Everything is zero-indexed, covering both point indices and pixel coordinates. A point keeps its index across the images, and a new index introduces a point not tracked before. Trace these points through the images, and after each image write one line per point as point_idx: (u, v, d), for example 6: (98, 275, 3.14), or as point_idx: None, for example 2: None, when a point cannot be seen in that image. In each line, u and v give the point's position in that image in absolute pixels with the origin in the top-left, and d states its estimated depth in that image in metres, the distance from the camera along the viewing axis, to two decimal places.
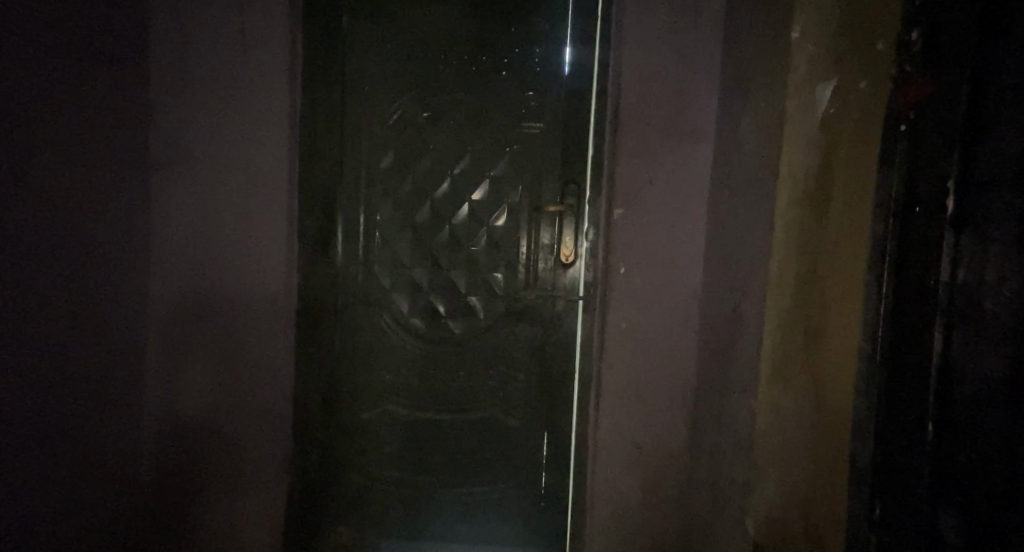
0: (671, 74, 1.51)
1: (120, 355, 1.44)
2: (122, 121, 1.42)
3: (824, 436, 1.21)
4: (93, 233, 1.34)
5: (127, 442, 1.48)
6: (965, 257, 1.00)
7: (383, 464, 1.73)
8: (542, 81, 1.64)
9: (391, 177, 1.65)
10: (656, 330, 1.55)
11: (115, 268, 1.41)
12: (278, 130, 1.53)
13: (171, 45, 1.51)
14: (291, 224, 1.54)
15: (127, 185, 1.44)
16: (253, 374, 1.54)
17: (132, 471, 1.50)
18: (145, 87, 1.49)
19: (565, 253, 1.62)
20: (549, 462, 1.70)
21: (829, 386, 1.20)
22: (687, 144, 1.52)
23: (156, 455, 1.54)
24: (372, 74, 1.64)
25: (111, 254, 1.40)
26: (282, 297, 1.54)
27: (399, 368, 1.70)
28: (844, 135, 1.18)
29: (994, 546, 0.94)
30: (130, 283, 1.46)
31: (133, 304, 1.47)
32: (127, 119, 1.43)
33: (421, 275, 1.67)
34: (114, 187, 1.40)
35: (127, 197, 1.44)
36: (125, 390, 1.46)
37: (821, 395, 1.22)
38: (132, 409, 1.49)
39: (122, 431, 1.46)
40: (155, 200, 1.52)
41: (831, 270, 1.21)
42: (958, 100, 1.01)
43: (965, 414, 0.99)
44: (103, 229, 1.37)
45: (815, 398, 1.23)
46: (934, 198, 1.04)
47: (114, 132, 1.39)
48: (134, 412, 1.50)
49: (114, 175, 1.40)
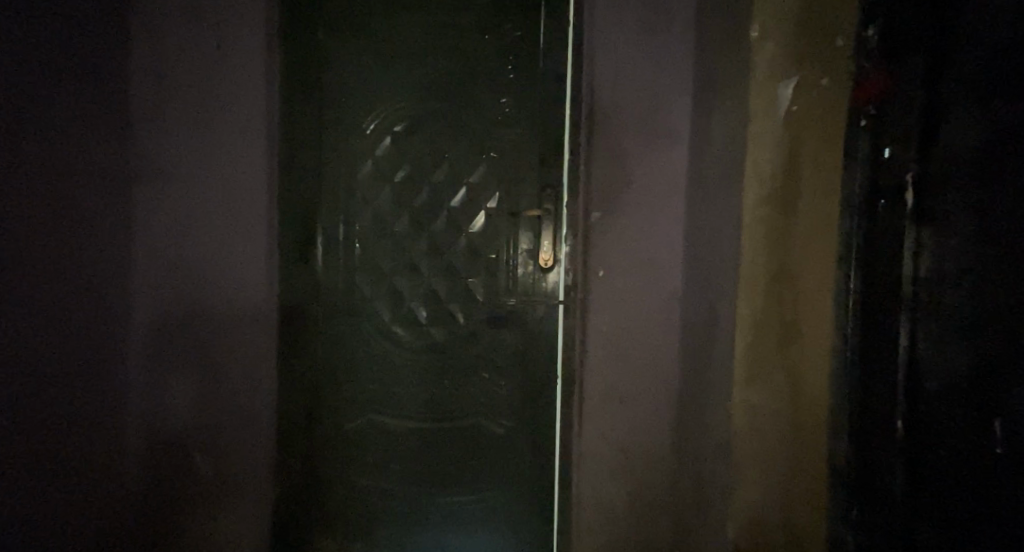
0: (644, 78, 1.53)
1: (103, 369, 1.47)
2: (101, 137, 1.45)
3: (800, 422, 1.25)
4: (74, 246, 1.37)
5: (109, 454, 1.50)
6: (927, 247, 1.03)
7: (369, 476, 1.74)
8: (516, 88, 1.66)
9: (369, 187, 1.67)
10: (639, 333, 1.54)
11: (96, 282, 1.44)
12: (257, 144, 1.56)
13: (147, 60, 1.53)
14: (274, 237, 1.57)
15: (105, 201, 1.46)
16: (235, 384, 1.57)
17: (116, 484, 1.51)
18: (124, 102, 1.51)
19: (543, 258, 1.63)
20: (535, 468, 1.71)
21: (807, 371, 1.23)
22: (663, 145, 1.53)
23: (139, 469, 1.55)
24: (350, 86, 1.66)
25: (93, 266, 1.43)
26: (264, 308, 1.57)
27: (382, 376, 1.71)
28: (808, 128, 1.21)
29: (957, 522, 0.97)
30: (111, 299, 1.48)
31: (114, 319, 1.50)
32: (105, 136, 1.46)
33: (401, 284, 1.69)
34: (93, 202, 1.42)
35: (105, 213, 1.46)
36: (108, 404, 1.49)
37: (799, 380, 1.24)
38: (115, 423, 1.51)
39: (105, 443, 1.48)
40: (134, 215, 1.53)
41: (801, 258, 1.22)
42: (914, 96, 1.05)
43: (931, 401, 1.02)
44: (84, 244, 1.40)
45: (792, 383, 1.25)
46: (893, 190, 1.08)
47: (92, 149, 1.42)
48: (117, 426, 1.51)
49: (95, 191, 1.43)
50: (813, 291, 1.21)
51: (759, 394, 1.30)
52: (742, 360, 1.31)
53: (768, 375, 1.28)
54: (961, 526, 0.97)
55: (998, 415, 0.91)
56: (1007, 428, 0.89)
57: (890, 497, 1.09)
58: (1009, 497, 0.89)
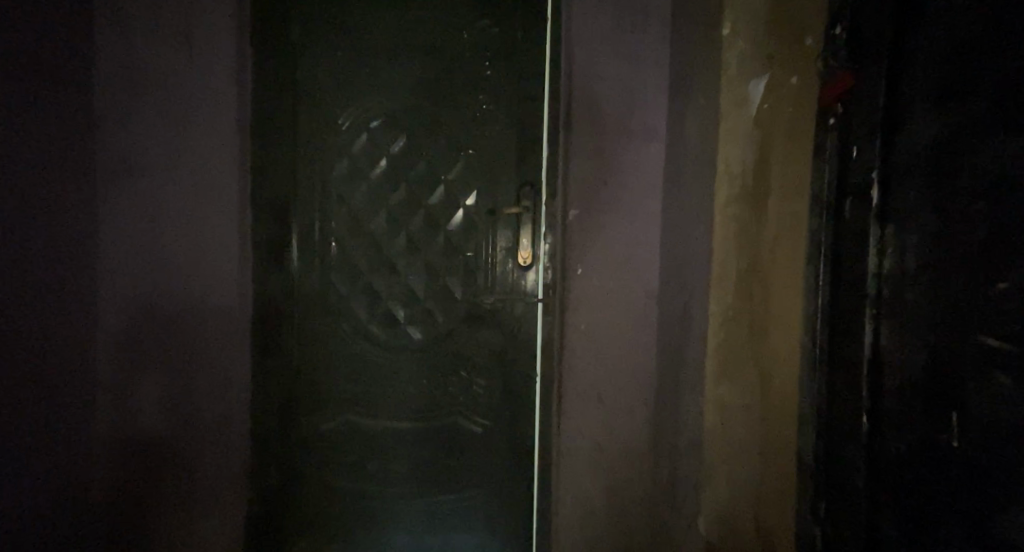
0: (621, 77, 1.53)
1: (69, 368, 1.45)
2: (68, 132, 1.44)
3: (772, 409, 1.30)
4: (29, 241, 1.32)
5: (75, 456, 1.47)
6: (889, 245, 1.03)
7: (346, 476, 1.74)
8: (493, 85, 1.66)
9: (346, 184, 1.67)
10: (616, 333, 1.55)
11: (60, 281, 1.42)
12: (228, 144, 1.56)
13: (113, 60, 1.52)
14: (247, 237, 1.57)
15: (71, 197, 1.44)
16: (207, 383, 1.57)
17: (81, 487, 1.49)
18: (91, 97, 1.50)
19: (522, 256, 1.64)
20: (513, 468, 1.72)
21: (775, 359, 1.29)
22: (639, 143, 1.53)
23: (107, 470, 1.54)
24: (323, 82, 1.66)
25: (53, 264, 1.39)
26: (237, 308, 1.57)
27: (357, 375, 1.71)
28: (778, 126, 1.26)
29: (915, 512, 0.99)
30: (77, 297, 1.47)
31: (80, 317, 1.48)
32: (72, 130, 1.45)
33: (378, 283, 1.69)
34: (57, 198, 1.41)
35: (71, 209, 1.44)
36: (73, 403, 1.46)
37: (767, 368, 1.30)
38: (80, 425, 1.48)
39: (69, 444, 1.45)
40: (100, 213, 1.52)
41: (771, 251, 1.28)
42: (876, 95, 1.05)
43: (893, 397, 1.03)
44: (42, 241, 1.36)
45: (761, 371, 1.31)
46: (859, 189, 1.09)
47: (58, 143, 1.41)
48: (80, 428, 1.48)
49: (59, 187, 1.41)
50: (783, 286, 1.26)
51: (734, 384, 1.37)
52: (714, 350, 1.39)
53: (739, 365, 1.36)
54: (920, 515, 0.98)
55: (954, 407, 0.91)
56: (964, 422, 0.89)
57: (854, 490, 1.11)
58: (964, 489, 0.90)
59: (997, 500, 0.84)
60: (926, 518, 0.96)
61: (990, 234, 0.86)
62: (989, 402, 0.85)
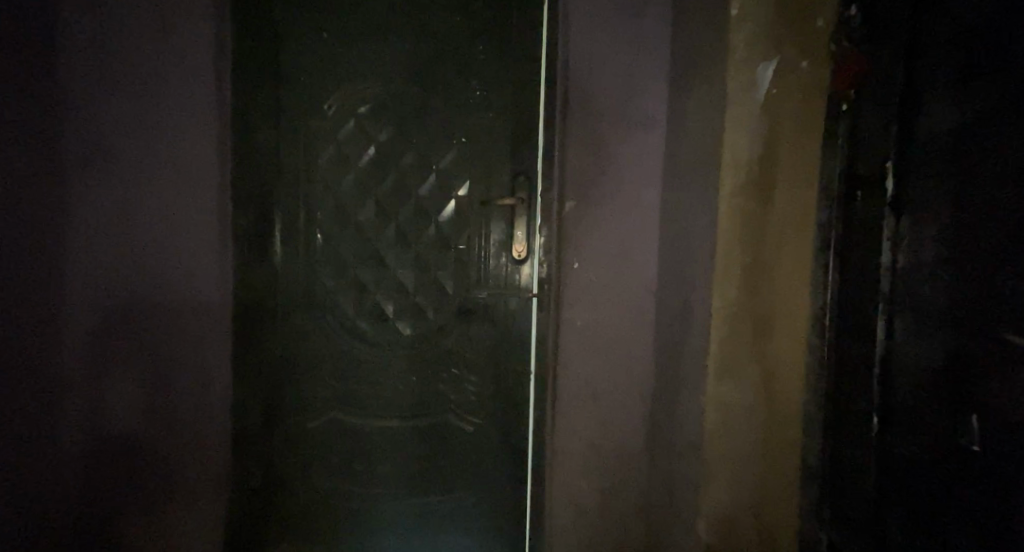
0: (618, 64, 1.49)
1: (32, 362, 1.39)
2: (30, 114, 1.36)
3: (777, 412, 1.22)
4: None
5: (41, 453, 1.42)
6: (904, 238, 0.99)
7: (332, 477, 1.68)
8: (486, 71, 1.60)
9: (332, 172, 1.60)
10: (612, 328, 1.52)
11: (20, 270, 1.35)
12: (206, 127, 1.49)
13: (79, 39, 1.44)
14: (227, 226, 1.51)
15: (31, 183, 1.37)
16: (185, 380, 1.51)
17: (46, 486, 1.43)
18: (57, 79, 1.43)
19: (517, 249, 1.58)
20: (505, 469, 1.67)
21: (778, 359, 1.22)
22: (636, 134, 1.50)
23: (75, 469, 1.48)
24: (308, 65, 1.58)
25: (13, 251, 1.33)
26: (216, 301, 1.51)
27: (344, 372, 1.65)
28: (785, 113, 1.16)
29: (924, 516, 0.94)
30: (40, 288, 1.40)
31: (44, 310, 1.41)
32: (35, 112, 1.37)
33: (366, 276, 1.63)
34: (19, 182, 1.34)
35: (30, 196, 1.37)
36: (38, 399, 1.40)
37: (770, 370, 1.22)
38: (42, 422, 1.42)
39: (35, 440, 1.40)
40: (69, 201, 1.44)
41: (776, 246, 1.19)
42: (893, 81, 1.01)
43: (904, 396, 0.98)
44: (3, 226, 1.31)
45: (765, 375, 1.22)
46: (873, 180, 1.05)
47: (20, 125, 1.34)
48: (46, 424, 1.43)
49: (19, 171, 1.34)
50: (788, 282, 1.20)
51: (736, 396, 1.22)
52: (718, 358, 1.21)
53: (740, 374, 1.21)
54: (929, 519, 0.94)
55: (968, 408, 0.87)
56: (976, 423, 0.85)
57: (864, 492, 1.06)
58: (975, 493, 0.85)
59: (1007, 504, 0.80)
60: (935, 522, 0.92)
61: (1005, 227, 0.81)
62: (1009, 400, 0.80)
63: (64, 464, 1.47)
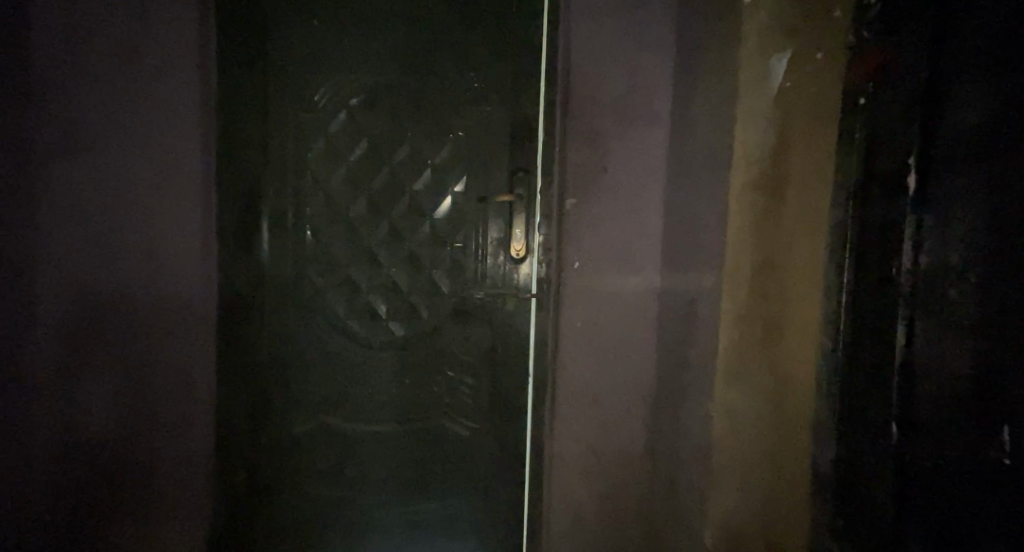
0: (621, 56, 1.43)
1: None
2: None
3: (787, 420, 1.18)
4: None
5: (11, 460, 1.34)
6: (928, 238, 0.93)
7: (321, 482, 1.62)
8: (483, 62, 1.54)
9: (322, 167, 1.54)
10: (614, 331, 1.46)
11: None
12: (189, 118, 1.42)
13: (53, 22, 1.36)
14: (211, 222, 1.45)
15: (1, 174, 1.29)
16: (166, 382, 1.44)
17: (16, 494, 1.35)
18: (27, 64, 1.35)
19: (514, 248, 1.53)
20: (502, 475, 1.61)
21: (790, 365, 1.17)
22: (639, 130, 1.44)
23: (48, 475, 1.40)
24: (297, 54, 1.52)
25: None
26: (200, 301, 1.45)
27: (334, 374, 1.59)
28: (800, 107, 1.13)
29: (950, 536, 0.89)
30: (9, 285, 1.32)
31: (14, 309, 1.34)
32: None
33: (358, 274, 1.57)
34: None
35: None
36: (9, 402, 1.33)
37: (781, 374, 1.17)
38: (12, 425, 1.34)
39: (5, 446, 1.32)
40: (40, 193, 1.37)
41: (789, 245, 1.15)
42: (916, 71, 0.95)
43: (928, 406, 0.92)
44: None
45: (776, 378, 1.18)
46: (893, 176, 0.98)
47: None
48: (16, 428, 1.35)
49: None
50: (801, 284, 1.15)
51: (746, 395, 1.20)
52: (725, 356, 1.20)
53: (750, 371, 1.19)
54: (956, 539, 0.88)
55: (1006, 422, 0.81)
56: (1017, 439, 0.80)
57: (881, 509, 0.99)
58: (1012, 513, 0.80)
59: None
60: (963, 543, 0.87)
61: None
62: None
63: (36, 470, 1.40)
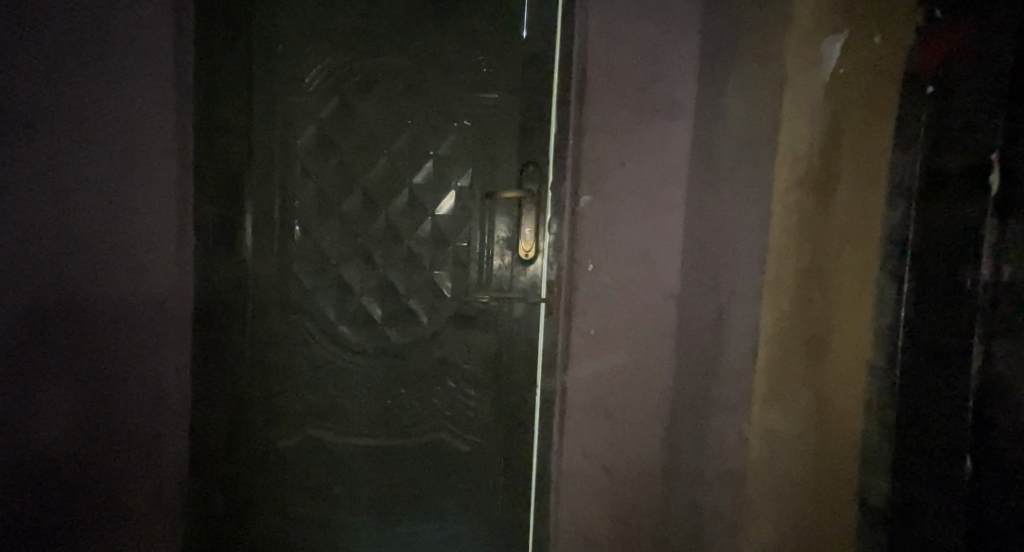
0: (644, 39, 1.31)
1: None
2: None
3: (832, 444, 1.06)
4: None
5: None
6: (1012, 245, 0.81)
7: (308, 501, 1.48)
8: (491, 43, 1.40)
9: (313, 156, 1.40)
10: (628, 340, 1.34)
11: None
12: (164, 99, 1.30)
13: None
14: (187, 214, 1.32)
15: None
16: (133, 389, 1.31)
17: None
18: None
19: (523, 248, 1.38)
20: (506, 496, 1.47)
21: (832, 384, 1.05)
22: (661, 120, 1.31)
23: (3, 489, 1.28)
24: (286, 32, 1.38)
25: None
26: (171, 302, 1.32)
27: (323, 384, 1.45)
28: (853, 98, 1.01)
29: None
30: None
31: None
32: None
33: (350, 275, 1.43)
34: None
35: None
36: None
37: (824, 395, 1.05)
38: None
39: None
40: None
41: (837, 250, 1.04)
42: (999, 55, 0.84)
43: (1009, 438, 0.81)
44: None
45: (818, 400, 1.06)
46: (967, 175, 0.87)
47: None
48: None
49: None
50: (849, 296, 1.03)
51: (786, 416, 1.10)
52: (762, 370, 1.11)
53: (792, 390, 1.08)
54: None
55: None
56: None
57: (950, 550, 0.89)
58: None
59: None
60: None
61: None
62: None
63: None
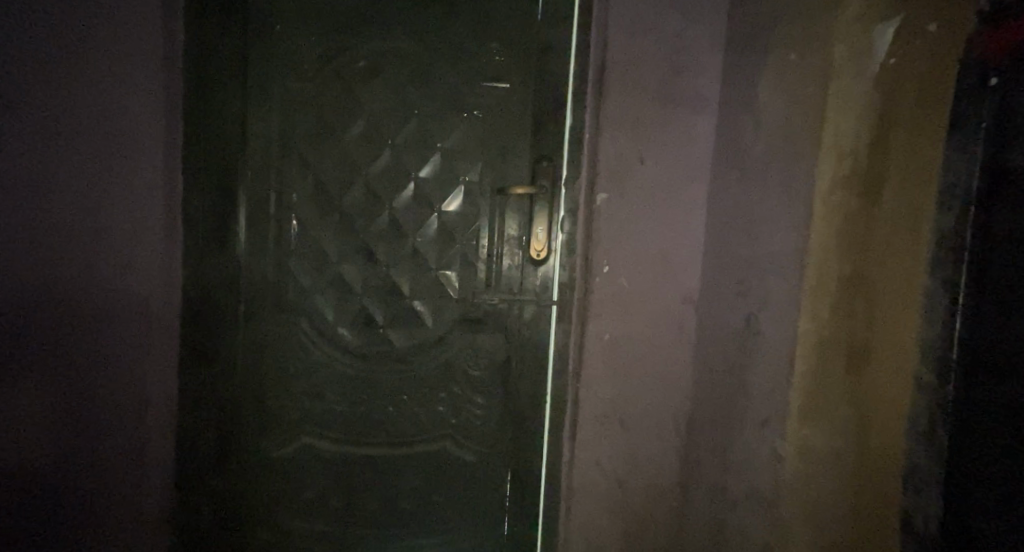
0: (669, 27, 1.23)
1: None
2: None
3: (875, 462, 0.98)
4: None
5: None
6: None
7: (302, 512, 1.40)
8: (505, 27, 1.31)
9: (313, 146, 1.31)
10: (643, 346, 1.26)
11: None
12: (151, 86, 1.21)
13: None
14: (175, 208, 1.24)
15: None
16: (114, 393, 1.23)
17: None
18: None
19: (536, 248, 1.29)
20: (513, 509, 1.38)
21: (874, 400, 0.97)
22: (683, 115, 1.23)
23: None
24: (284, 11, 1.28)
25: None
26: (157, 299, 1.24)
27: (321, 391, 1.36)
28: (904, 92, 0.93)
29: None
30: None
31: None
32: None
33: (351, 273, 1.34)
34: None
35: None
36: None
37: (865, 412, 0.97)
38: None
39: None
40: None
41: (880, 258, 0.95)
42: None
43: None
44: None
45: (858, 419, 0.97)
46: None
47: None
48: None
49: None
50: (893, 305, 0.95)
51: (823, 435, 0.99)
52: (801, 388, 1.00)
53: (830, 408, 0.98)
54: None
55: None
56: None
57: None
58: None
59: None
60: None
61: None
62: None
63: None
